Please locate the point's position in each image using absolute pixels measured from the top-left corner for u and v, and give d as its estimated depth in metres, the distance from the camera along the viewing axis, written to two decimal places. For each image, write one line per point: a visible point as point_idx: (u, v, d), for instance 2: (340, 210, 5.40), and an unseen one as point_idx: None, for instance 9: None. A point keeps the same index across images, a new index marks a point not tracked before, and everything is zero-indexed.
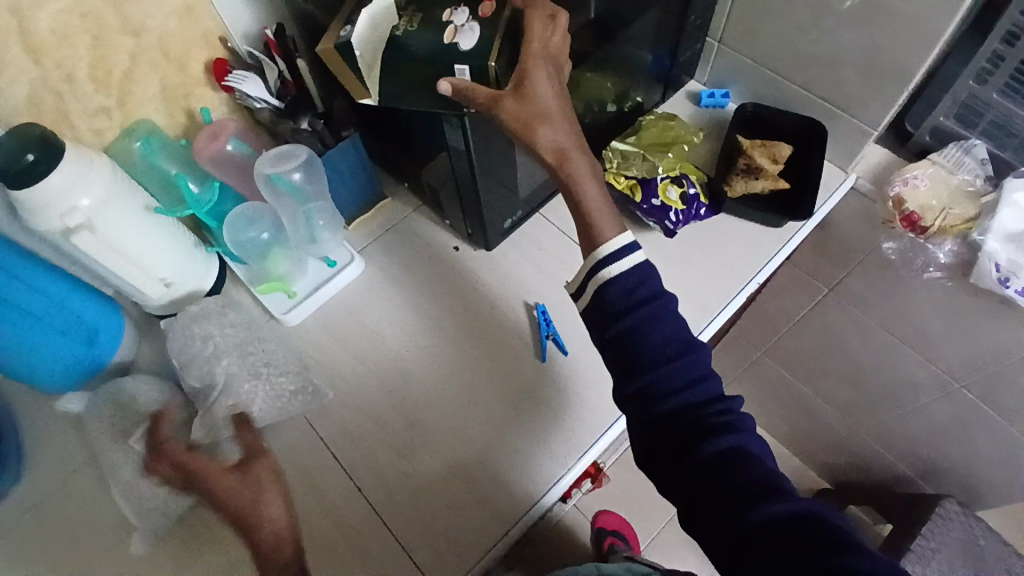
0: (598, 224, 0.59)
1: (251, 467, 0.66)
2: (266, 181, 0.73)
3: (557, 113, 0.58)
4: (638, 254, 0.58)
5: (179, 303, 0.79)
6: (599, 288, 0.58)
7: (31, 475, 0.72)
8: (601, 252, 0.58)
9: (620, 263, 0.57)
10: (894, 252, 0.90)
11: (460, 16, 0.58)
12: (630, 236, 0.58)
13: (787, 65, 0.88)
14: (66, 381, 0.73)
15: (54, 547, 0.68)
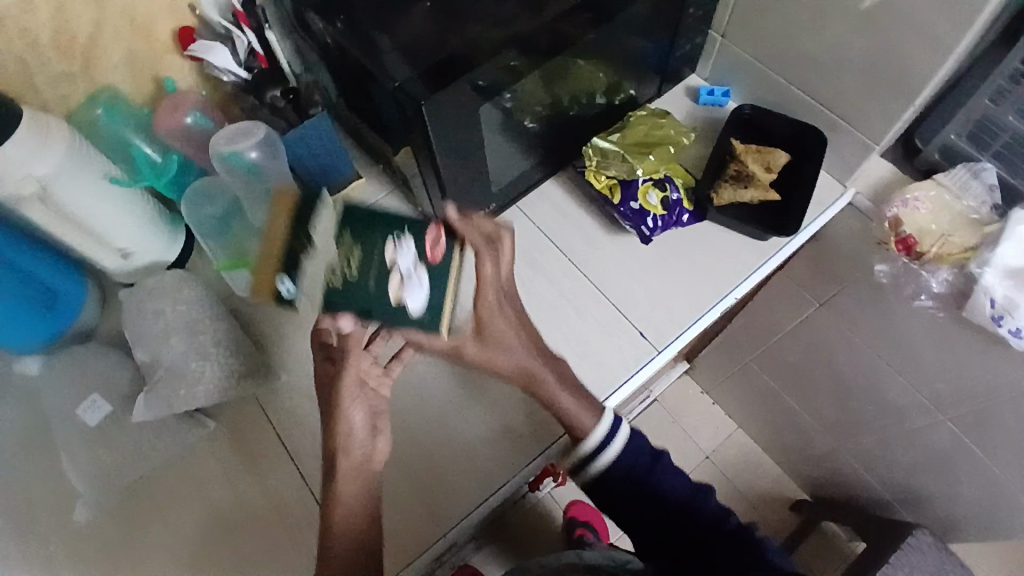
0: (580, 427, 0.67)
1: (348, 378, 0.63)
2: (221, 159, 0.73)
3: (514, 338, 0.68)
4: (623, 429, 0.69)
5: (141, 271, 0.79)
6: (598, 465, 0.69)
7: None
8: (589, 441, 0.67)
9: (610, 447, 0.68)
10: (885, 275, 0.86)
11: (403, 260, 0.59)
12: (609, 414, 0.69)
13: (791, 69, 0.82)
14: (26, 344, 0.73)
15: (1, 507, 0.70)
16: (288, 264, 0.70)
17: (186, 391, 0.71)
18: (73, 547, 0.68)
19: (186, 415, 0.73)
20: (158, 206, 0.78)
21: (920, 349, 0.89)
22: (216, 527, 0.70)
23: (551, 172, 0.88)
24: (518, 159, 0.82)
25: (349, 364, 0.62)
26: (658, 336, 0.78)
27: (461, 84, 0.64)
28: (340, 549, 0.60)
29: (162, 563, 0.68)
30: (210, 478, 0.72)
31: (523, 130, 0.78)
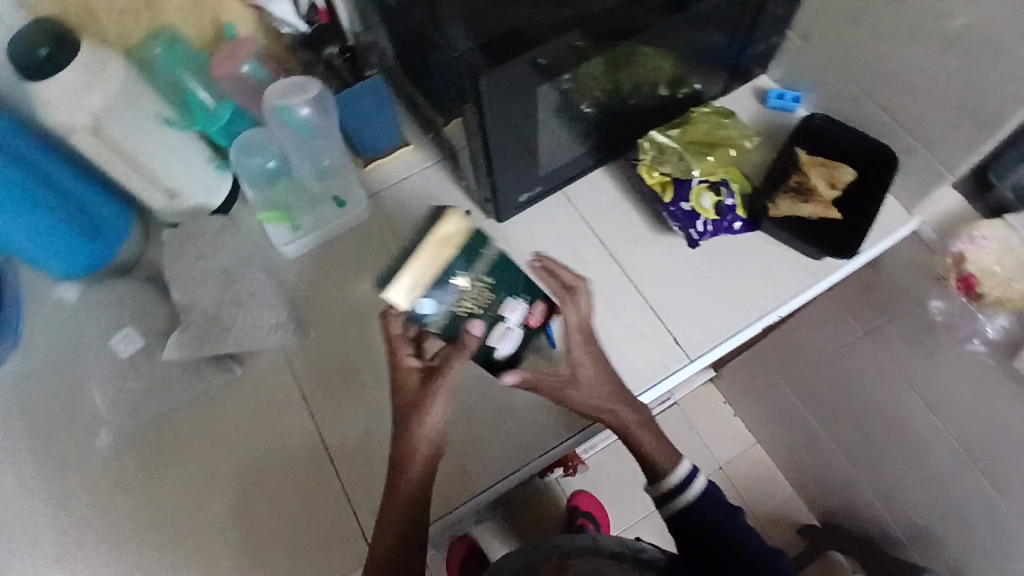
0: (657, 463, 0.68)
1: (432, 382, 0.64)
2: (273, 112, 0.73)
3: (598, 377, 0.68)
4: (699, 481, 0.67)
5: (187, 215, 0.80)
6: (674, 513, 0.67)
7: (27, 351, 0.77)
8: (668, 485, 0.67)
9: (689, 495, 0.66)
10: (941, 313, 0.83)
11: (512, 315, 0.71)
12: (689, 464, 0.68)
13: (869, 82, 0.77)
14: (71, 268, 0.76)
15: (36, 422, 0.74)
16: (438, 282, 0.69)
17: (215, 337, 0.71)
18: (96, 469, 0.72)
19: (214, 359, 0.74)
20: (208, 150, 0.79)
21: (962, 392, 0.85)
22: (230, 470, 0.72)
23: (602, 161, 0.85)
24: (570, 144, 0.79)
25: (449, 367, 0.64)
26: (691, 343, 0.76)
27: (520, 62, 0.61)
28: (385, 536, 0.63)
29: (175, 496, 0.71)
30: (230, 422, 0.74)
31: (578, 116, 0.76)
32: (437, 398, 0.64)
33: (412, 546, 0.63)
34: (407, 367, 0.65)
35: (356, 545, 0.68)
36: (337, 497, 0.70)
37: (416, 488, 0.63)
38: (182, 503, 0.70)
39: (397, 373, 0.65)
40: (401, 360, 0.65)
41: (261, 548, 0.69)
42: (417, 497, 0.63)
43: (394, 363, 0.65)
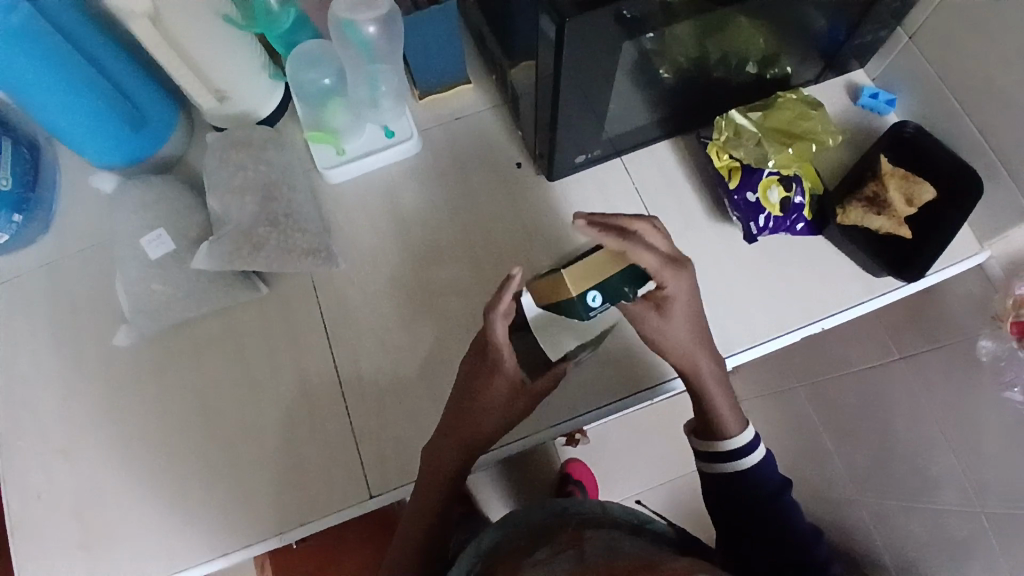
0: (722, 427, 0.66)
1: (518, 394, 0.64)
2: (338, 27, 0.68)
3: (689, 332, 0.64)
4: (759, 452, 0.65)
5: (236, 120, 0.77)
6: (722, 473, 0.66)
7: (62, 235, 0.78)
8: (726, 448, 0.65)
9: (744, 463, 0.65)
10: (987, 352, 0.79)
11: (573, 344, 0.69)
12: (754, 432, 0.66)
13: (975, 97, 0.71)
14: (111, 158, 0.75)
15: (66, 306, 0.75)
16: (611, 293, 0.64)
17: (246, 253, 0.70)
18: (117, 365, 0.73)
19: (241, 275, 0.73)
20: (262, 56, 0.76)
21: (988, 437, 0.82)
22: (243, 387, 0.72)
23: (669, 135, 0.80)
24: (640, 112, 0.75)
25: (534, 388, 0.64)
26: (726, 341, 0.74)
27: (614, 13, 0.56)
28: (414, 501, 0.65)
29: (188, 405, 0.71)
30: (249, 338, 0.73)
31: (655, 83, 0.71)
32: (519, 409, 0.64)
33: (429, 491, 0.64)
34: (500, 375, 0.62)
35: (355, 484, 0.68)
36: (344, 432, 0.70)
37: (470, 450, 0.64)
38: (194, 412, 0.71)
39: (487, 372, 0.62)
40: (506, 365, 0.62)
41: (262, 469, 0.69)
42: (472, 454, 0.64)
43: (498, 361, 0.61)
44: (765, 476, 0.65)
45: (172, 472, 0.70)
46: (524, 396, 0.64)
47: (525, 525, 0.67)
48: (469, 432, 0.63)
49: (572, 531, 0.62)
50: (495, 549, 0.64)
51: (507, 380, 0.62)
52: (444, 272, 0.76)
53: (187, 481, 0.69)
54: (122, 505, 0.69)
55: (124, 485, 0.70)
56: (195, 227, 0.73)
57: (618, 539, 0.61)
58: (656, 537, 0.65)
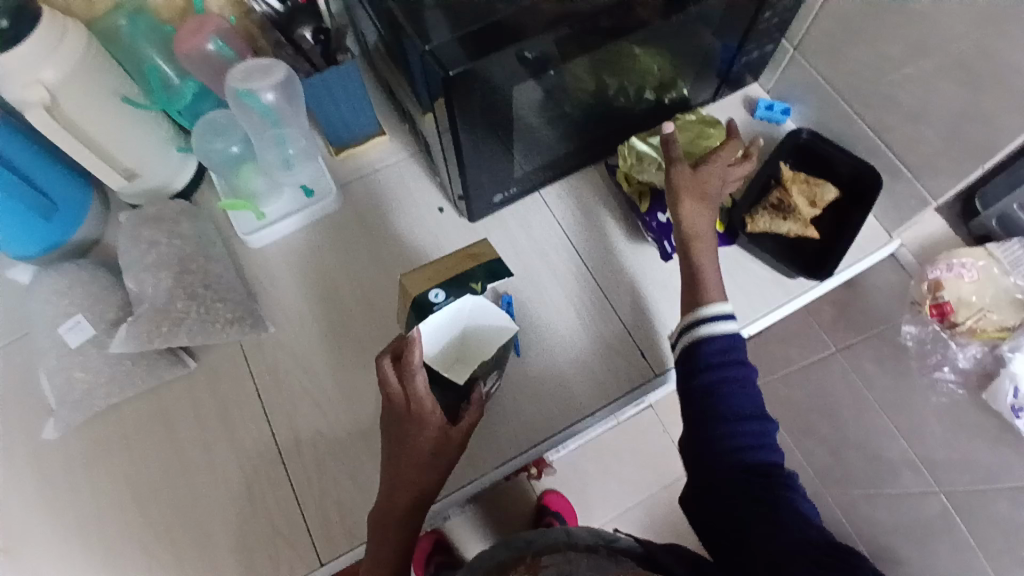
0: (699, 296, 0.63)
1: (448, 436, 0.62)
2: (235, 96, 0.69)
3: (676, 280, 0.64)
4: (731, 323, 0.60)
5: (150, 195, 0.78)
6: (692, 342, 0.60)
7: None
8: (701, 313, 0.61)
9: (714, 328, 0.60)
10: (912, 338, 0.83)
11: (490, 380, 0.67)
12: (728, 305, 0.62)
13: (860, 100, 0.75)
14: (27, 249, 0.74)
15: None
16: (457, 285, 0.63)
17: (166, 329, 0.70)
18: (46, 459, 0.72)
19: (166, 351, 0.72)
20: (171, 130, 0.78)
21: (930, 418, 0.84)
22: (177, 465, 0.70)
23: (580, 164, 0.83)
24: (548, 148, 0.77)
25: (461, 424, 0.63)
26: (656, 359, 0.75)
27: (498, 59, 0.58)
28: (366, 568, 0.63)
29: (123, 492, 0.70)
30: (182, 414, 0.72)
31: (559, 118, 0.73)
32: (453, 452, 0.63)
33: (371, 552, 0.63)
34: (428, 426, 0.61)
35: (302, 552, 0.67)
36: (286, 500, 0.68)
37: (405, 507, 0.62)
38: (130, 497, 0.70)
39: (417, 427, 0.61)
40: (430, 415, 0.60)
41: (203, 548, 0.67)
42: (415, 511, 0.62)
43: (420, 414, 0.60)
44: (737, 361, 0.59)
45: (111, 564, 0.67)
46: (455, 436, 0.62)
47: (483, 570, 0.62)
48: (400, 487, 0.62)
49: (528, 561, 0.59)
50: None
51: (438, 428, 0.61)
52: (375, 321, 0.76)
53: (126, 571, 0.67)
54: None
55: None
56: (115, 308, 0.72)
57: (578, 563, 0.57)
58: (614, 554, 0.59)
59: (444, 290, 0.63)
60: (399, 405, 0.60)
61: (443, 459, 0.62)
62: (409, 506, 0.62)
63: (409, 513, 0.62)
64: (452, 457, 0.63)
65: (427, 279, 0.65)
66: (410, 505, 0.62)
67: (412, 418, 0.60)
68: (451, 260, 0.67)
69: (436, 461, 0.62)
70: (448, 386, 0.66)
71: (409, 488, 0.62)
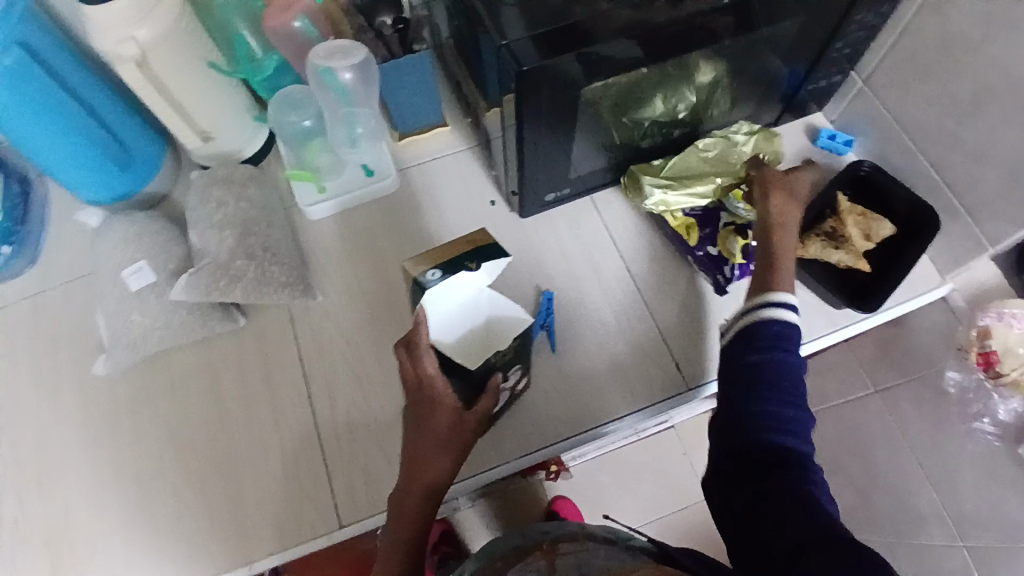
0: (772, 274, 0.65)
1: (462, 421, 0.62)
2: (316, 73, 0.72)
3: None
4: (793, 316, 0.61)
5: (219, 158, 0.82)
6: (754, 321, 0.61)
7: (57, 271, 0.82)
8: (771, 296, 0.62)
9: (780, 314, 0.60)
10: (954, 384, 0.83)
11: (512, 377, 0.67)
12: (796, 300, 0.62)
13: (925, 137, 0.75)
14: (101, 195, 0.79)
15: (56, 339, 0.79)
16: (451, 263, 0.60)
17: (223, 285, 0.72)
18: (92, 395, 0.75)
19: (220, 306, 0.75)
20: (248, 99, 0.81)
21: None
22: (217, 416, 0.73)
23: None
24: (605, 153, 0.78)
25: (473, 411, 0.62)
26: (691, 372, 0.75)
27: (571, 58, 0.59)
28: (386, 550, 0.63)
29: (161, 434, 0.73)
30: (227, 368, 0.75)
31: (619, 125, 0.74)
32: (468, 436, 0.63)
33: (389, 532, 0.63)
34: (441, 404, 0.61)
35: (324, 514, 0.68)
36: (315, 463, 0.70)
37: (424, 486, 0.63)
38: (168, 441, 0.72)
39: (429, 404, 0.61)
40: (442, 394, 0.61)
41: (231, 499, 0.69)
42: (434, 492, 0.63)
43: (432, 391, 0.60)
44: (792, 355, 0.58)
45: (143, 503, 0.70)
46: (469, 421, 0.62)
47: (493, 551, 0.63)
48: (421, 468, 0.62)
49: (547, 547, 0.61)
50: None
51: (451, 409, 0.61)
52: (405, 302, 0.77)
53: (156, 510, 0.70)
54: (89, 534, 0.69)
55: (93, 517, 0.70)
56: (176, 260, 0.76)
57: (595, 552, 0.58)
58: (631, 548, 0.60)
59: (441, 268, 0.59)
60: (410, 379, 0.61)
61: (455, 442, 0.62)
62: (429, 486, 0.63)
63: (429, 491, 0.63)
64: (466, 442, 0.63)
65: (428, 259, 0.62)
66: (430, 486, 0.63)
67: (427, 395, 0.61)
68: (448, 244, 0.63)
69: (449, 443, 0.62)
70: (462, 375, 0.64)
71: (426, 466, 0.63)
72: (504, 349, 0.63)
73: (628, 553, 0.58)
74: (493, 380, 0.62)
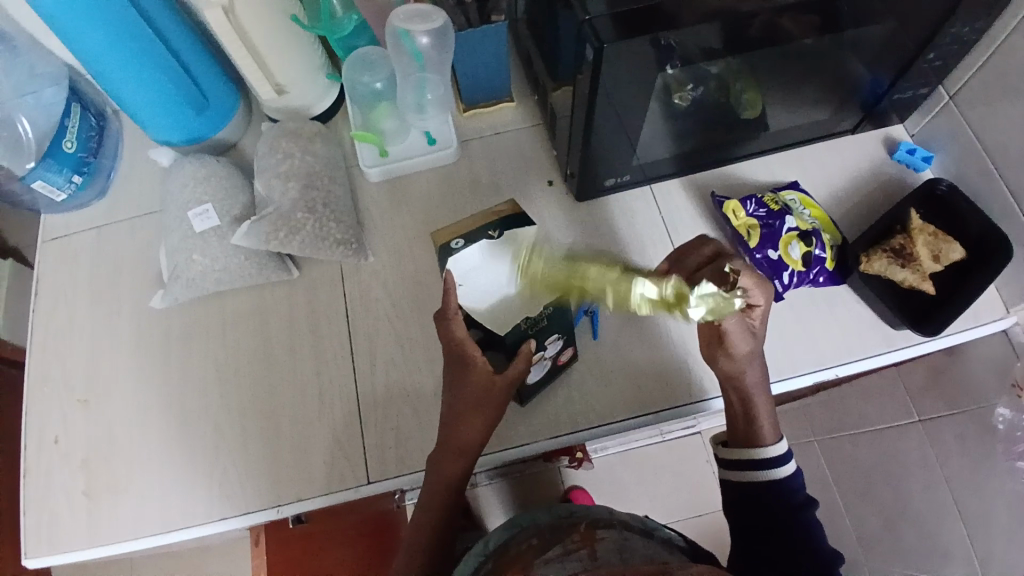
0: (753, 433, 0.64)
1: (487, 385, 0.62)
2: (395, 33, 0.73)
3: None
4: (791, 466, 0.63)
5: (292, 113, 0.84)
6: (757, 482, 0.63)
7: (128, 204, 0.85)
8: (761, 455, 0.62)
9: (779, 473, 0.62)
10: (1004, 421, 0.78)
11: (552, 346, 0.67)
12: (785, 446, 0.63)
13: (1009, 161, 0.71)
14: (174, 137, 0.82)
15: (119, 268, 0.82)
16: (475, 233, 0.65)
17: (282, 235, 0.74)
18: (148, 326, 0.79)
19: (275, 256, 0.77)
20: (321, 56, 0.82)
21: None
22: (261, 362, 0.75)
23: (695, 168, 0.82)
24: (670, 144, 0.77)
25: (500, 376, 0.62)
26: None
27: (654, 41, 0.58)
28: (425, 519, 0.65)
29: (208, 371, 0.75)
30: (276, 315, 0.77)
31: (689, 115, 0.72)
32: (498, 402, 0.63)
33: (428, 500, 0.65)
34: (474, 368, 0.62)
35: (354, 468, 0.70)
36: (350, 416, 0.72)
37: (456, 453, 0.64)
38: (213, 379, 0.75)
39: (464, 367, 0.63)
40: (474, 357, 0.62)
41: (267, 441, 0.72)
42: (467, 457, 0.64)
43: (463, 354, 0.62)
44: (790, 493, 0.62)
45: (184, 435, 0.73)
46: (499, 386, 0.62)
47: (531, 526, 0.68)
48: (456, 432, 0.63)
49: (585, 530, 0.64)
50: (503, 549, 0.64)
51: (482, 371, 0.62)
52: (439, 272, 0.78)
53: (196, 444, 0.72)
54: (132, 459, 0.73)
55: (136, 441, 0.73)
56: (239, 206, 0.78)
57: (629, 538, 0.63)
58: (666, 542, 0.65)
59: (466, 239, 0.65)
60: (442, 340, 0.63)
61: (484, 409, 0.63)
62: (462, 452, 0.64)
63: (462, 453, 0.64)
64: (497, 405, 0.63)
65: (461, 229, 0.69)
66: (464, 453, 0.64)
67: (461, 359, 0.62)
68: (475, 218, 0.69)
69: (478, 408, 0.63)
70: (495, 343, 0.65)
71: (460, 430, 0.63)
72: (533, 314, 0.63)
73: (662, 545, 0.64)
74: (526, 346, 0.61)
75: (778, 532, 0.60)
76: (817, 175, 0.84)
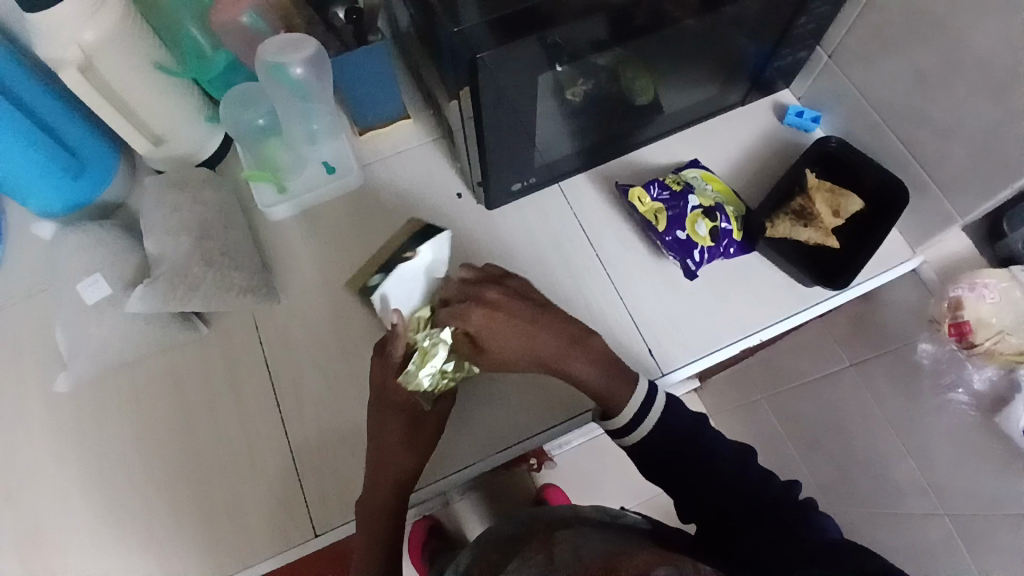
0: (612, 399, 0.63)
1: (420, 420, 0.64)
2: (267, 69, 0.70)
3: None
4: (657, 401, 0.64)
5: (176, 162, 0.80)
6: (645, 437, 0.63)
7: (15, 283, 0.80)
8: (623, 420, 0.63)
9: (648, 422, 0.63)
10: (928, 356, 0.77)
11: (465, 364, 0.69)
12: (643, 385, 0.64)
13: (893, 113, 0.74)
14: (53, 207, 0.77)
15: (13, 353, 0.77)
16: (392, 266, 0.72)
17: (182, 295, 0.70)
18: (55, 410, 0.74)
19: (180, 315, 0.73)
20: (200, 100, 0.79)
21: (938, 440, 0.80)
22: (181, 427, 0.71)
23: (600, 159, 0.82)
24: (569, 139, 0.76)
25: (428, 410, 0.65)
26: (666, 357, 0.74)
27: (531, 43, 0.57)
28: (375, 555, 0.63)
29: (127, 447, 0.71)
30: (192, 376, 0.74)
31: (581, 109, 0.72)
32: (430, 434, 0.65)
33: (376, 543, 0.63)
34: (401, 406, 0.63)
35: (298, 520, 0.67)
36: (286, 468, 0.69)
37: (393, 491, 0.63)
38: (133, 453, 0.71)
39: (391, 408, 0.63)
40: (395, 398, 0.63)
41: (199, 508, 0.68)
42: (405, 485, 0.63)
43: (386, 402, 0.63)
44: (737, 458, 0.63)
45: (109, 517, 0.69)
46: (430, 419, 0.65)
47: (495, 541, 0.68)
48: (392, 465, 0.63)
49: (544, 534, 0.64)
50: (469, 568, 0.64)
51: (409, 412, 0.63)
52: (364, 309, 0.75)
53: (124, 526, 0.68)
54: (55, 552, 0.68)
55: (57, 531, 0.69)
56: (133, 268, 0.74)
57: (588, 533, 0.62)
58: (625, 528, 0.65)
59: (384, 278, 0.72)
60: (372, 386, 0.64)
61: (420, 442, 0.64)
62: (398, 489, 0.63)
63: (398, 485, 0.63)
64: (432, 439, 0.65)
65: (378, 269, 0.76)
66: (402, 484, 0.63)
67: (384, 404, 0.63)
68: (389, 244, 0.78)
69: (414, 444, 0.64)
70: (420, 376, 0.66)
71: (393, 461, 0.63)
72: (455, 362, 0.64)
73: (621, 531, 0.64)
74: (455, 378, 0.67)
75: (719, 475, 0.61)
76: (715, 150, 0.85)
